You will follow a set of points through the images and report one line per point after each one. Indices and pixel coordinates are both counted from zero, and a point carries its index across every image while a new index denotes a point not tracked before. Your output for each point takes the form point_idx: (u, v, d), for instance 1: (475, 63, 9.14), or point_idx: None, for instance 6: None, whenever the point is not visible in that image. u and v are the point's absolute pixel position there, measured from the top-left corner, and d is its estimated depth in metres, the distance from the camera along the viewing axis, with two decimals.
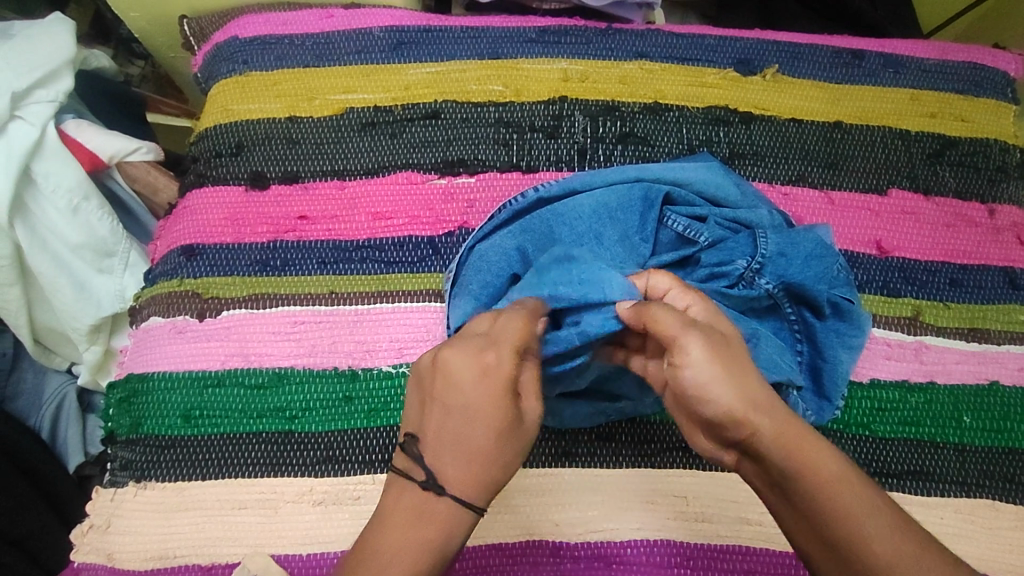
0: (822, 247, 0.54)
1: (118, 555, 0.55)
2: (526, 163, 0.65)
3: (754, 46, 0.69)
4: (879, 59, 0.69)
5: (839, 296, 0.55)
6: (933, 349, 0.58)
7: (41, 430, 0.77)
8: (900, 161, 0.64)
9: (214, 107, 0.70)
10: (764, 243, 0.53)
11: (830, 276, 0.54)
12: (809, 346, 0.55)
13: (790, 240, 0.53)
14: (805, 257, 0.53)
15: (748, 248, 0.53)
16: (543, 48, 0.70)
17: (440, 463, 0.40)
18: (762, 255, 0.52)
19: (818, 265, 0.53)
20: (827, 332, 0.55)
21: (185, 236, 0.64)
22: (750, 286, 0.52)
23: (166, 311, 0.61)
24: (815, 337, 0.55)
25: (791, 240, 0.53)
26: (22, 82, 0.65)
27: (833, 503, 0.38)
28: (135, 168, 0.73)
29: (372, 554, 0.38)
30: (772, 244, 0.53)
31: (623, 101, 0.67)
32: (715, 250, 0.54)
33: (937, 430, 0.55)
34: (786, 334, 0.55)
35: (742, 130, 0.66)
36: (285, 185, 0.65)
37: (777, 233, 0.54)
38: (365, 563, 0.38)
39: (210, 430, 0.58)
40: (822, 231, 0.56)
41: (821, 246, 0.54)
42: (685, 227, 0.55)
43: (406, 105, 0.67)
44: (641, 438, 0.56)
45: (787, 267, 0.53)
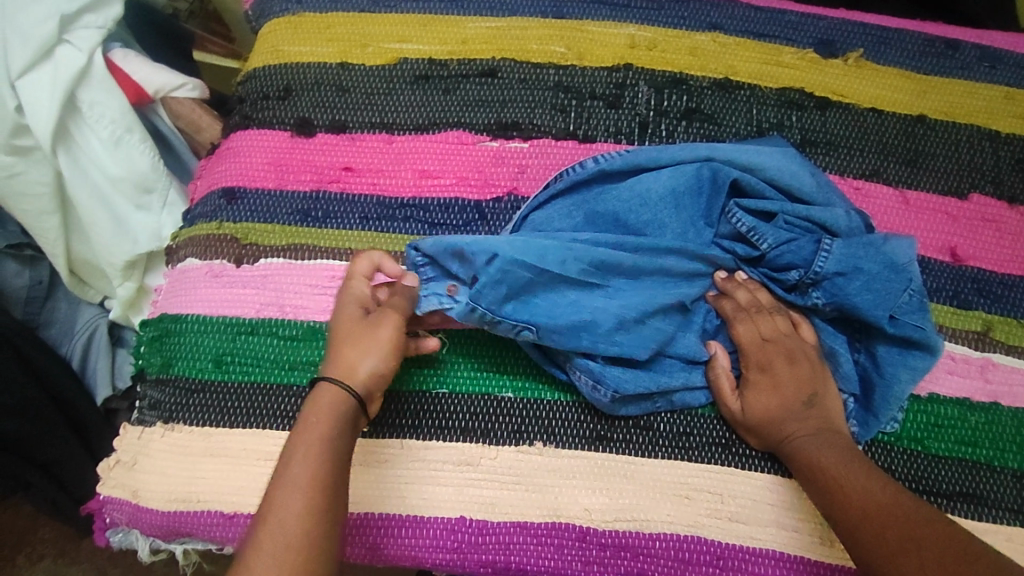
0: (887, 263, 0.51)
1: (143, 493, 0.56)
2: (584, 132, 0.61)
3: (838, 26, 0.64)
4: (975, 51, 0.63)
5: (905, 322, 0.51)
6: (1000, 368, 0.54)
7: (71, 360, 0.78)
8: (986, 164, 0.60)
9: (264, 46, 0.67)
10: (830, 253, 0.51)
11: (900, 297, 0.51)
12: (866, 356, 0.53)
13: (860, 254, 0.51)
14: (876, 271, 0.51)
15: (809, 255, 0.52)
16: (611, 11, 0.66)
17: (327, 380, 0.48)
18: (823, 267, 0.51)
19: (887, 282, 0.51)
20: (888, 349, 0.52)
21: (227, 178, 0.63)
22: (802, 295, 0.53)
23: (204, 253, 0.60)
24: (874, 352, 0.53)
25: (861, 250, 0.51)
26: (71, 5, 0.63)
27: (835, 485, 0.47)
28: (180, 106, 0.71)
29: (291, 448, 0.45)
30: (835, 256, 0.51)
31: (693, 75, 0.63)
32: (780, 255, 0.53)
33: (995, 453, 0.52)
34: (844, 346, 0.54)
35: (817, 116, 0.61)
36: (332, 135, 0.63)
37: (846, 242, 0.51)
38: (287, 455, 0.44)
39: (241, 378, 0.57)
40: (905, 245, 0.52)
41: (893, 265, 0.51)
42: (749, 227, 0.53)
43: (462, 60, 0.64)
44: (682, 430, 0.53)
45: (846, 284, 0.51)
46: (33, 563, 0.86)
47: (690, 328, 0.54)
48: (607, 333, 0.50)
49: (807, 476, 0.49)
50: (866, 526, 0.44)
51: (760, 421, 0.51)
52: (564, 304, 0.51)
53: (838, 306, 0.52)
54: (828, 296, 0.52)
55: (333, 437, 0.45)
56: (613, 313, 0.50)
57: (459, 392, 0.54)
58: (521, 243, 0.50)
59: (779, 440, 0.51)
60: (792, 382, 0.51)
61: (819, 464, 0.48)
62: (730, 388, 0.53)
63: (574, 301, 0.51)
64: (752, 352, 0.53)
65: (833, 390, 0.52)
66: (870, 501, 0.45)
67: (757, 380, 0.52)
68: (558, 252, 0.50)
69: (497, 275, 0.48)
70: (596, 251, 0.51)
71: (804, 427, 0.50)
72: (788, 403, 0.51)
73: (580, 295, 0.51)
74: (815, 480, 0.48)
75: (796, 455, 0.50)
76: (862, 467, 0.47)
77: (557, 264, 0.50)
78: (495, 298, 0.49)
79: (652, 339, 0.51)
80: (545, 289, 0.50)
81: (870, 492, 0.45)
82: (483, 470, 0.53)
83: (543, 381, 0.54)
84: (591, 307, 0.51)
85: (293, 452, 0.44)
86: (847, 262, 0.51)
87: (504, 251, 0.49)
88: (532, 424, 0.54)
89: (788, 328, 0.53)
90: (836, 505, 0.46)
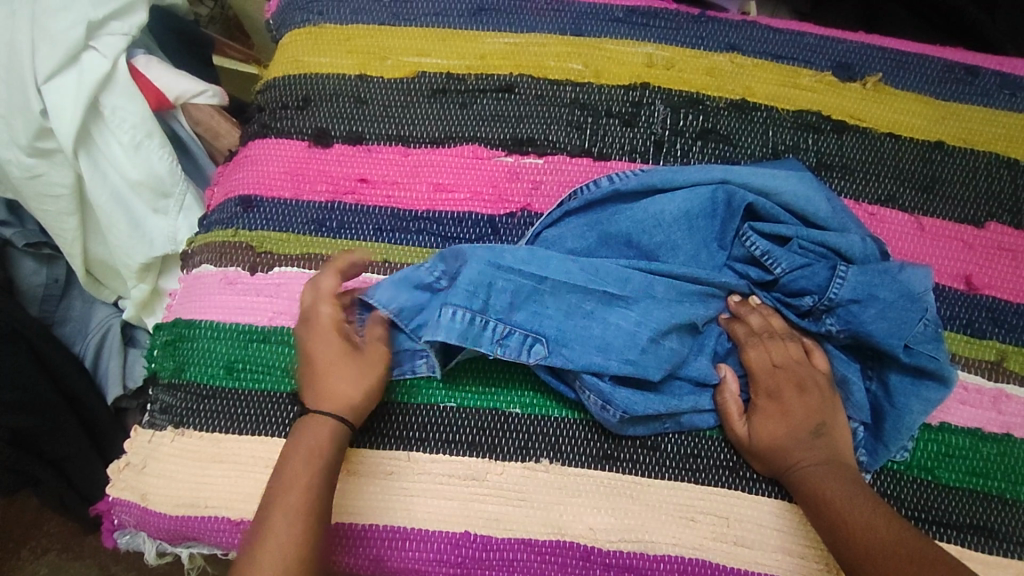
0: (905, 291, 0.51)
1: (151, 497, 0.56)
2: (599, 150, 0.62)
3: (857, 50, 0.65)
4: (995, 78, 0.63)
5: (920, 352, 0.51)
6: (1014, 400, 0.54)
7: (85, 358, 0.79)
8: (1003, 192, 0.60)
9: (285, 57, 0.68)
10: (843, 280, 0.51)
11: (915, 327, 0.51)
12: (879, 384, 0.53)
13: (875, 281, 0.51)
14: (891, 300, 0.50)
15: (823, 281, 0.52)
16: (629, 30, 0.66)
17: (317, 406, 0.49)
18: (838, 292, 0.51)
19: (903, 311, 0.50)
20: (901, 379, 0.52)
21: (244, 186, 0.63)
22: (817, 321, 0.53)
23: (219, 260, 0.61)
24: (887, 380, 0.52)
25: (876, 278, 0.51)
26: (98, 12, 0.64)
27: (842, 521, 0.46)
28: (199, 111, 0.73)
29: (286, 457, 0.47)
30: (850, 283, 0.51)
31: (709, 95, 0.63)
32: (794, 280, 0.53)
33: (1007, 486, 0.52)
34: (857, 373, 0.53)
35: (833, 140, 0.61)
36: (349, 146, 0.63)
37: (862, 269, 0.51)
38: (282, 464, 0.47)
39: (252, 385, 0.57)
40: (920, 274, 0.52)
41: (908, 294, 0.51)
42: (762, 251, 0.53)
43: (480, 75, 0.65)
44: (689, 451, 0.53)
45: (860, 312, 0.51)
46: (38, 557, 0.87)
47: (703, 350, 0.54)
48: (619, 352, 0.50)
49: (810, 503, 0.49)
50: (862, 553, 0.44)
51: (765, 449, 0.51)
52: (576, 314, 0.51)
53: (852, 333, 0.52)
54: (841, 323, 0.52)
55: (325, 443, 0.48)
56: (624, 335, 0.51)
57: (467, 406, 0.54)
58: (526, 258, 0.52)
59: (784, 467, 0.50)
60: (804, 409, 0.51)
61: (822, 493, 0.48)
62: (738, 413, 0.53)
63: (587, 323, 0.51)
64: (763, 376, 0.53)
65: (844, 418, 0.52)
66: (866, 529, 0.45)
67: (765, 406, 0.52)
68: (560, 265, 0.51)
69: (500, 285, 0.51)
70: (606, 276, 0.52)
71: (808, 454, 0.50)
72: (795, 431, 0.51)
73: (593, 317, 0.51)
74: (816, 509, 0.48)
75: (801, 484, 0.49)
76: (863, 497, 0.47)
77: (561, 274, 0.51)
78: (506, 320, 0.51)
79: (664, 354, 0.51)
80: (557, 313, 0.51)
81: (867, 520, 0.45)
82: (488, 485, 0.53)
83: (552, 398, 0.55)
84: (603, 329, 0.51)
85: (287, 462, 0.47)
86: (860, 290, 0.51)
87: (504, 263, 0.51)
88: (538, 441, 0.54)
89: (800, 355, 0.53)
90: (835, 533, 0.46)
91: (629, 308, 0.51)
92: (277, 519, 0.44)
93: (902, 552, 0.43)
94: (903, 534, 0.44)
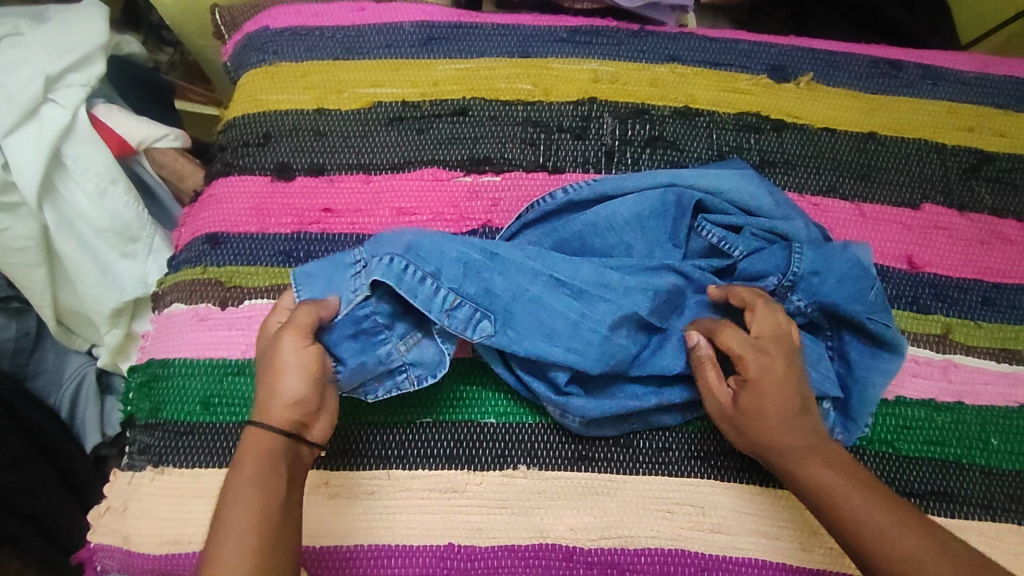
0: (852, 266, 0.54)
1: (133, 538, 0.56)
2: (553, 163, 0.64)
3: (788, 53, 0.68)
4: (917, 70, 0.67)
5: (877, 322, 0.54)
6: (962, 368, 0.57)
7: (61, 410, 0.78)
8: (935, 175, 0.63)
9: (243, 96, 0.70)
10: (798, 261, 0.54)
11: (868, 299, 0.54)
12: (839, 360, 0.56)
13: (825, 257, 0.54)
14: (842, 276, 0.54)
15: (781, 262, 0.55)
16: (574, 48, 0.69)
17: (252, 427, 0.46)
18: (795, 274, 0.54)
19: (854, 282, 0.54)
20: (860, 354, 0.55)
21: (210, 224, 0.64)
22: (782, 302, 0.55)
23: (189, 297, 0.62)
24: (847, 354, 0.55)
25: (826, 257, 0.54)
26: (56, 66, 0.66)
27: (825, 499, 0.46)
28: (163, 155, 0.73)
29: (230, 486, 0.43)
30: (806, 261, 0.54)
31: (654, 104, 0.66)
32: (751, 265, 0.56)
33: (962, 451, 0.55)
34: (822, 351, 0.55)
35: (773, 138, 0.65)
36: (311, 178, 0.65)
37: (811, 250, 0.55)
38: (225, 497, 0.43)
39: (229, 419, 0.58)
40: (863, 251, 0.56)
41: (857, 268, 0.54)
42: (719, 238, 0.56)
43: (434, 101, 0.67)
44: (661, 445, 0.55)
45: (820, 288, 0.54)
46: None
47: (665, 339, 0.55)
48: (589, 349, 0.52)
49: (801, 480, 0.47)
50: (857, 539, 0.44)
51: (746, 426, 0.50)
52: (545, 313, 0.52)
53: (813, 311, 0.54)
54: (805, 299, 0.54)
55: (269, 468, 0.44)
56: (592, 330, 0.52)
57: (442, 421, 0.56)
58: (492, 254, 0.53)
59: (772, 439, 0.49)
60: (789, 376, 0.50)
61: (815, 475, 0.47)
62: (717, 379, 0.52)
63: (536, 310, 0.52)
64: (745, 349, 0.50)
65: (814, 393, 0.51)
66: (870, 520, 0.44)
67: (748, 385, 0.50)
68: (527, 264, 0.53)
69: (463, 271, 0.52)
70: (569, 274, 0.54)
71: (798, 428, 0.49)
72: (784, 402, 0.49)
73: (561, 314, 0.52)
74: (810, 490, 0.47)
75: (793, 462, 0.48)
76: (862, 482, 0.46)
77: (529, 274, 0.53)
78: (455, 291, 0.52)
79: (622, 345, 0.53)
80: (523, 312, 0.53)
81: (867, 511, 0.44)
82: (469, 496, 0.54)
83: (525, 405, 0.56)
84: (550, 314, 0.52)
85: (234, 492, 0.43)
86: (815, 269, 0.54)
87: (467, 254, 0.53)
88: (515, 449, 0.55)
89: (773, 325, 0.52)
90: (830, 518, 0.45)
91: (594, 304, 0.53)
92: (223, 555, 0.40)
93: (907, 552, 0.42)
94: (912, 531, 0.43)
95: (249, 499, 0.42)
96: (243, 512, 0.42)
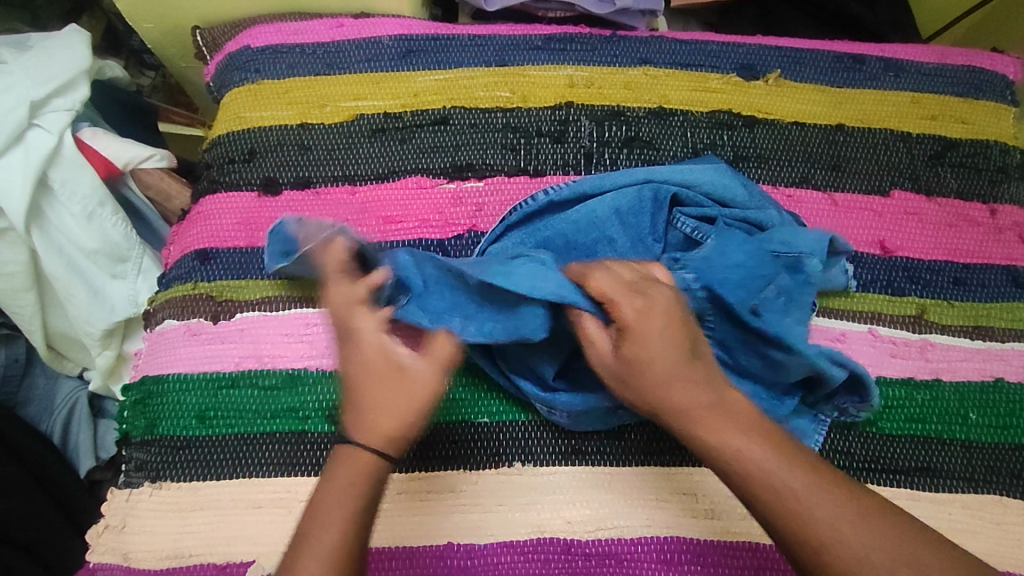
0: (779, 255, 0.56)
1: (134, 555, 0.56)
2: (534, 167, 0.66)
3: (756, 52, 0.71)
4: (880, 63, 0.70)
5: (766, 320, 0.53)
6: (938, 347, 0.59)
7: (53, 435, 0.78)
8: (903, 163, 0.66)
9: (227, 114, 0.71)
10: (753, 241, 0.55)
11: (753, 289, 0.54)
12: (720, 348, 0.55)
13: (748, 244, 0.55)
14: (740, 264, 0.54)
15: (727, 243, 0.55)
16: (549, 55, 0.71)
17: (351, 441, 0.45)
18: (697, 263, 0.54)
19: (749, 271, 0.54)
20: (749, 350, 0.54)
21: (199, 240, 0.65)
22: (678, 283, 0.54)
23: (181, 313, 0.62)
24: (727, 344, 0.54)
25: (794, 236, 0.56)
26: (41, 91, 0.66)
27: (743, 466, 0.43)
28: (149, 175, 0.74)
29: (319, 501, 0.44)
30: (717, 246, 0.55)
31: (629, 106, 0.68)
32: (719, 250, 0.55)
33: (943, 427, 0.57)
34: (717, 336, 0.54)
35: (745, 134, 0.67)
36: (298, 191, 0.66)
37: (778, 232, 0.56)
38: (314, 512, 0.43)
39: (225, 431, 0.58)
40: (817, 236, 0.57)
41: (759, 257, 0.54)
42: (694, 229, 0.58)
43: (415, 111, 0.69)
44: (651, 436, 0.56)
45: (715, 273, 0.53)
46: None
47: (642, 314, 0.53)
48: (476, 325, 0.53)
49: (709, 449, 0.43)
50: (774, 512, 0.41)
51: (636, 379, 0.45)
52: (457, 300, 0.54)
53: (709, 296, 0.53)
54: (707, 286, 0.53)
55: (362, 489, 0.44)
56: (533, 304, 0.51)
57: (437, 423, 0.57)
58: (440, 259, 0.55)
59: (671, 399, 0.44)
60: (672, 330, 0.45)
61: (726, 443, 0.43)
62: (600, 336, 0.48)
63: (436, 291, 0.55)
64: (622, 299, 0.46)
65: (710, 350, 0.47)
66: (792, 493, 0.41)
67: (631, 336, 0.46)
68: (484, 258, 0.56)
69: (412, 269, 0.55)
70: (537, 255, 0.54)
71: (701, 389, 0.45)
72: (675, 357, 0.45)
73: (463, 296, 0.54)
74: (719, 462, 0.43)
75: (695, 426, 0.44)
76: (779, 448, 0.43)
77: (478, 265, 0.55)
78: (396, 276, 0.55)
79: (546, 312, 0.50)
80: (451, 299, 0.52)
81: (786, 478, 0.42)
82: (466, 495, 0.55)
83: (518, 404, 0.57)
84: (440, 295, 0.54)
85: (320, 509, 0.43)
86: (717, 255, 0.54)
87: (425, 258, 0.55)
88: (509, 446, 0.56)
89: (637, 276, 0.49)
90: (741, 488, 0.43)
91: (531, 272, 0.51)
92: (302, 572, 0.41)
93: (833, 526, 0.40)
94: (838, 505, 0.41)
95: (335, 520, 0.43)
96: (329, 534, 0.42)
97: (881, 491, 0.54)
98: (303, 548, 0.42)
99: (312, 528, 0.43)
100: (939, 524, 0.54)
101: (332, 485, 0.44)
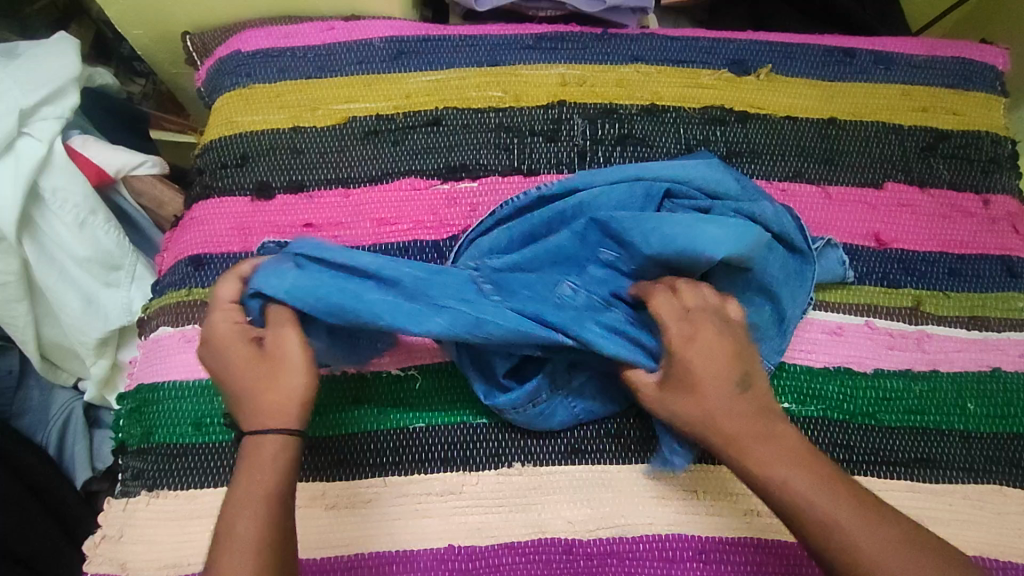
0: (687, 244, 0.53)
1: (131, 565, 0.55)
2: (528, 166, 0.66)
3: (747, 47, 0.71)
4: (870, 56, 0.70)
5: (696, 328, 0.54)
6: (935, 338, 0.59)
7: (49, 446, 0.77)
8: (895, 155, 0.66)
9: (219, 119, 0.70)
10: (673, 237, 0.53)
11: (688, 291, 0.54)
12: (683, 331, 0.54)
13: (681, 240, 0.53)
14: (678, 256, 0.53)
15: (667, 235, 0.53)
16: (541, 55, 0.71)
17: (250, 431, 0.45)
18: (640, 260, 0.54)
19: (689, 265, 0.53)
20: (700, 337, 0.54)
21: (192, 246, 0.65)
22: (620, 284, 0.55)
23: (175, 320, 0.62)
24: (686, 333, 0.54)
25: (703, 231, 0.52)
26: (29, 99, 0.66)
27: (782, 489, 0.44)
28: (140, 181, 0.74)
29: (235, 491, 0.43)
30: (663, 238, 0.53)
31: (622, 104, 0.68)
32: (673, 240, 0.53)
33: (942, 418, 0.57)
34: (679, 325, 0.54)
35: (738, 129, 0.67)
36: (291, 195, 0.66)
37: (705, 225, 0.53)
38: (231, 502, 0.42)
39: (222, 438, 0.58)
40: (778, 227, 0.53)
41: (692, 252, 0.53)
42: None
43: (408, 113, 0.69)
44: (651, 433, 0.56)
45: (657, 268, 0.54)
46: None
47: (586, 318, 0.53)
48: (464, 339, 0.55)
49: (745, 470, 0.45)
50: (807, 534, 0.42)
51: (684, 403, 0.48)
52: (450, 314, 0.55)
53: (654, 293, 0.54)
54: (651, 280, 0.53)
55: (277, 478, 0.44)
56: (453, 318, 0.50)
57: (436, 424, 0.56)
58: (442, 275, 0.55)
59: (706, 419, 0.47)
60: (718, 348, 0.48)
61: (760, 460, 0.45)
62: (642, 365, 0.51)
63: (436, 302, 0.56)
64: (672, 322, 0.49)
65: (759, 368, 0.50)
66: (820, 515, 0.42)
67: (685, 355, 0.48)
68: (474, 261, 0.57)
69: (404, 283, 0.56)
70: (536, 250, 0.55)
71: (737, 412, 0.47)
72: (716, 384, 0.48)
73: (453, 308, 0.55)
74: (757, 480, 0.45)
75: (738, 449, 0.46)
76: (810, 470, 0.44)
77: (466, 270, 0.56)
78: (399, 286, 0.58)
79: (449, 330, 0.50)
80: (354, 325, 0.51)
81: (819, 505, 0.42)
82: (466, 497, 0.54)
83: None
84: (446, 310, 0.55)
85: (236, 496, 0.42)
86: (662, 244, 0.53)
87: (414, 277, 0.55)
88: (509, 447, 0.56)
89: (718, 302, 0.51)
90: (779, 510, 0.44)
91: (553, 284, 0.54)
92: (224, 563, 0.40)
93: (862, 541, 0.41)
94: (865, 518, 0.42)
95: (254, 510, 0.42)
96: (252, 519, 0.41)
97: (881, 483, 0.54)
98: (226, 538, 0.41)
99: (232, 517, 0.42)
100: (941, 516, 0.54)
101: (249, 477, 0.43)
